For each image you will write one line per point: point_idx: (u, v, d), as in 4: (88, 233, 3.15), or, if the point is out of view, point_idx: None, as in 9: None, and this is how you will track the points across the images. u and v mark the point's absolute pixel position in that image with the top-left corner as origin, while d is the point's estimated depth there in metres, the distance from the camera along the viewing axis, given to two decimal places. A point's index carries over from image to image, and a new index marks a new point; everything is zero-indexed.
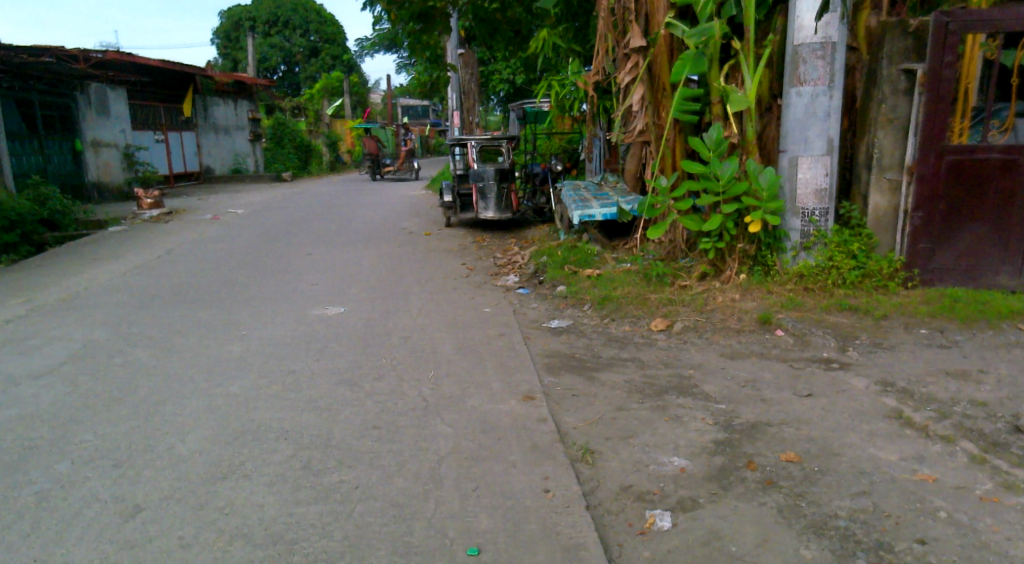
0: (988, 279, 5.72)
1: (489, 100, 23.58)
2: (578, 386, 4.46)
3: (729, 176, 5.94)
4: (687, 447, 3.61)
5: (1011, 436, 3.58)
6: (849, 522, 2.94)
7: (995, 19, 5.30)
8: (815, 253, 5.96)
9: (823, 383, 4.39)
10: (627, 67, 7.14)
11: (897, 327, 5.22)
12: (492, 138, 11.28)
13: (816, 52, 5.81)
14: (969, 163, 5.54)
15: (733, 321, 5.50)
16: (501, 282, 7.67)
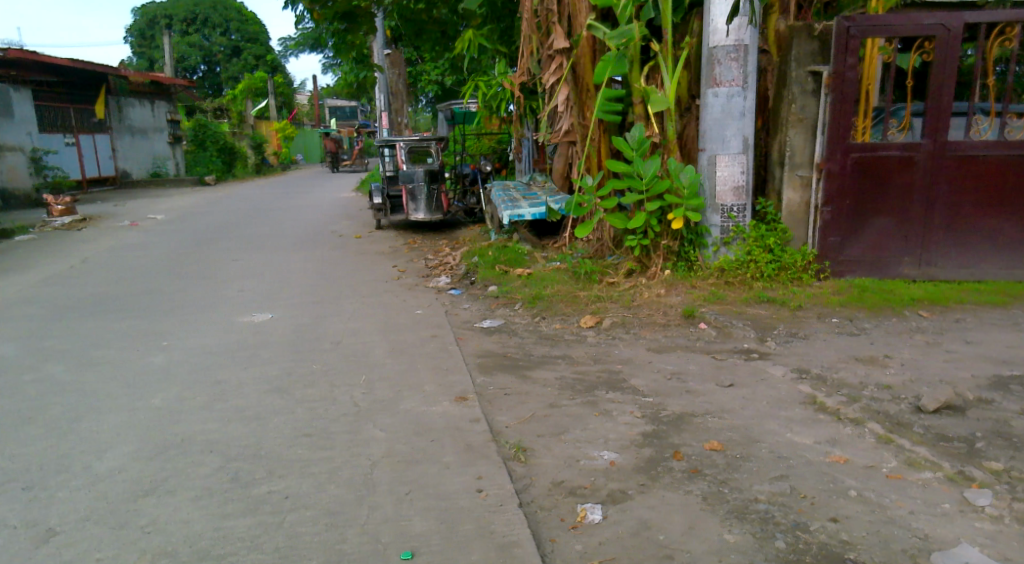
0: (893, 269, 6.08)
1: (418, 101, 23.54)
2: (511, 385, 4.52)
3: (652, 174, 6.10)
4: (617, 440, 3.71)
5: (913, 415, 3.81)
6: (768, 506, 3.08)
7: (892, 24, 5.63)
8: (734, 248, 6.19)
9: (744, 372, 4.59)
10: (551, 68, 7.24)
11: (811, 316, 5.47)
12: (422, 138, 11.19)
13: (730, 55, 6.03)
14: (872, 160, 5.88)
15: (659, 315, 5.66)
16: (433, 283, 7.66)
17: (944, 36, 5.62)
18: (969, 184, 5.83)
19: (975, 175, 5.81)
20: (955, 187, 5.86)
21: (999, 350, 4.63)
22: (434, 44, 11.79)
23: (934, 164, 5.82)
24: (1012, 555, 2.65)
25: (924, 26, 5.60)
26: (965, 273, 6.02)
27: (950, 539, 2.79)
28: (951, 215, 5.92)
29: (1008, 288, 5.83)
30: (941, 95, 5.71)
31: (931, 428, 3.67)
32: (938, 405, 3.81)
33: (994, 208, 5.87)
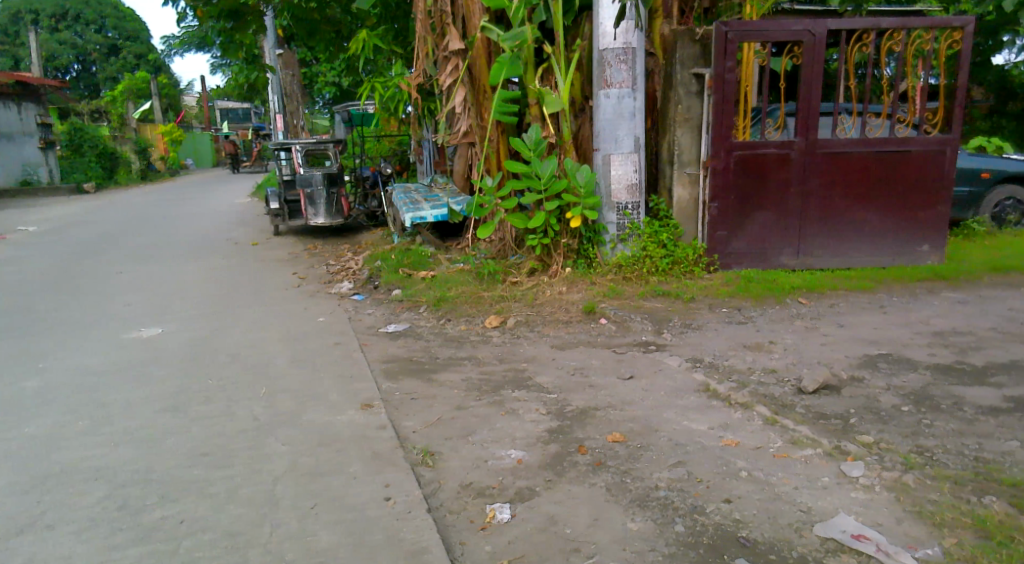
0: (774, 260, 6.45)
1: (314, 103, 22.99)
2: (417, 389, 4.51)
3: (550, 174, 6.21)
4: (523, 438, 3.77)
5: (796, 397, 4.07)
6: (668, 492, 3.22)
7: (764, 30, 5.96)
8: (630, 244, 6.40)
9: (643, 364, 4.76)
10: (447, 70, 7.22)
11: (703, 308, 5.73)
12: (318, 141, 10.82)
13: (619, 57, 6.23)
14: (752, 158, 6.22)
15: (562, 313, 5.78)
16: (335, 289, 7.50)
17: (810, 42, 6.02)
18: (837, 179, 6.29)
19: (841, 170, 6.28)
20: (825, 182, 6.30)
21: (869, 331, 5.01)
22: (327, 44, 11.54)
23: (806, 161, 6.23)
24: (884, 520, 2.87)
25: (792, 31, 5.99)
26: (838, 261, 6.48)
27: (830, 510, 2.98)
28: (823, 208, 6.35)
29: (875, 274, 6.32)
30: (809, 97, 6.11)
31: (812, 407, 3.92)
32: (817, 385, 4.08)
33: (859, 201, 6.35)
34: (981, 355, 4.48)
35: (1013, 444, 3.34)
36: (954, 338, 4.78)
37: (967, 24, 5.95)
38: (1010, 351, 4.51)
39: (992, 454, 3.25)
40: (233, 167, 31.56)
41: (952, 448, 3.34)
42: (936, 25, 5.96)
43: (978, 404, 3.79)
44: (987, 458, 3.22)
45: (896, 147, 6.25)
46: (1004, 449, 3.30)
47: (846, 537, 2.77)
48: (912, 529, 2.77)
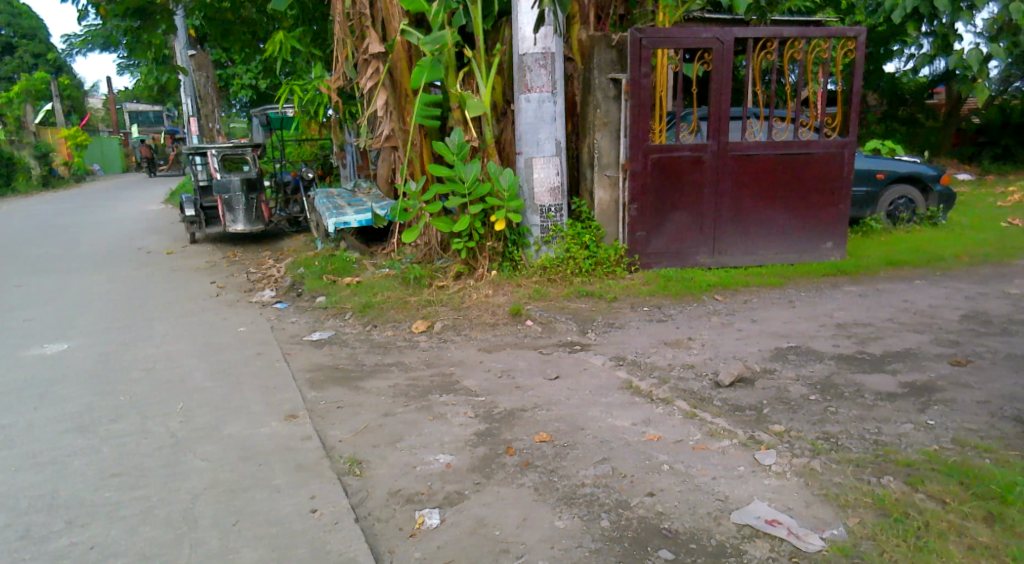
0: (691, 260, 6.68)
1: (231, 107, 22.31)
2: (343, 397, 4.46)
3: (473, 178, 6.22)
4: (451, 442, 3.79)
5: (713, 390, 4.24)
6: (593, 489, 3.29)
7: (676, 37, 6.17)
8: (554, 246, 6.50)
9: (568, 364, 4.84)
10: (367, 73, 7.15)
11: (626, 307, 5.88)
12: (236, 145, 10.58)
13: (539, 62, 6.32)
14: (668, 160, 6.42)
15: (488, 316, 5.81)
16: (256, 297, 7.32)
17: (719, 49, 6.26)
18: (747, 180, 6.57)
19: (751, 172, 6.56)
20: (736, 183, 6.57)
21: (780, 325, 5.26)
22: (243, 45, 11.23)
23: (719, 163, 6.48)
24: (794, 504, 3.01)
25: (701, 39, 6.21)
26: (751, 259, 6.77)
27: (746, 498, 3.11)
28: (736, 208, 6.62)
29: (784, 270, 6.64)
30: (720, 101, 6.36)
31: (727, 400, 4.09)
32: (732, 379, 4.25)
33: (768, 201, 6.66)
34: (880, 344, 4.77)
35: (909, 427, 3.57)
36: (856, 329, 5.07)
37: (859, 35, 6.33)
38: (905, 339, 4.82)
39: (891, 437, 3.47)
40: (149, 168, 30.52)
41: (854, 433, 3.55)
42: (832, 35, 6.32)
43: (878, 390, 4.03)
44: (886, 441, 3.43)
45: (800, 149, 6.58)
46: (901, 431, 3.52)
47: (760, 523, 2.89)
48: (819, 511, 2.93)
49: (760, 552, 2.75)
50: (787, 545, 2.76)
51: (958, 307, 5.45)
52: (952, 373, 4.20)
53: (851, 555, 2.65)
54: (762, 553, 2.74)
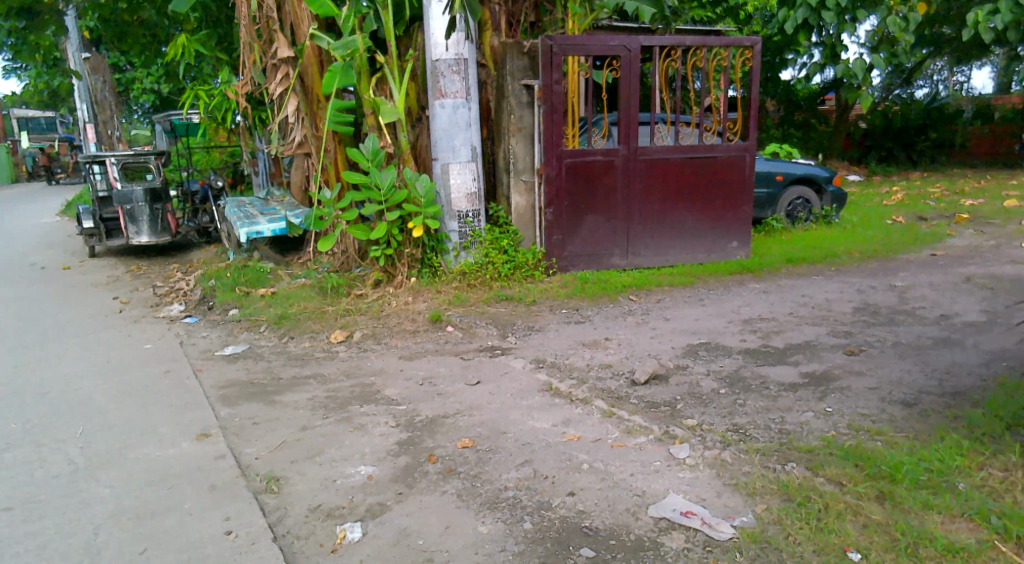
0: (606, 262, 6.83)
1: (133, 112, 21.32)
2: (258, 413, 4.34)
3: (389, 185, 6.15)
4: (372, 453, 3.75)
5: (630, 388, 4.35)
6: (516, 492, 3.31)
7: (585, 44, 6.32)
8: (473, 251, 6.51)
9: (489, 368, 4.86)
10: (277, 78, 6.98)
11: (544, 310, 5.96)
12: (137, 153, 10.00)
13: (452, 68, 6.33)
14: (581, 164, 6.56)
15: (408, 323, 5.76)
16: (163, 312, 7.01)
17: (626, 56, 6.46)
18: (657, 183, 6.79)
19: (660, 175, 6.78)
20: (646, 186, 6.77)
21: (691, 323, 5.45)
22: (142, 48, 10.76)
23: (629, 167, 6.67)
24: (707, 495, 3.13)
25: (609, 47, 6.39)
26: (662, 260, 6.99)
27: (662, 492, 3.21)
28: (647, 210, 6.83)
29: (694, 269, 6.89)
30: (629, 107, 6.55)
31: (643, 397, 4.20)
32: (647, 376, 4.38)
33: (677, 203, 6.89)
34: (782, 337, 5.01)
35: (809, 415, 3.77)
36: (761, 324, 5.32)
37: (755, 44, 6.69)
38: (805, 332, 5.08)
39: (793, 426, 3.65)
40: (47, 176, 29.02)
41: (761, 424, 3.72)
42: (730, 45, 6.65)
43: (781, 382, 4.24)
44: (789, 429, 3.61)
45: (704, 153, 6.85)
46: (803, 420, 3.72)
47: (676, 515, 2.99)
48: (731, 501, 3.06)
49: (676, 543, 2.84)
50: (701, 535, 2.86)
51: (851, 300, 5.80)
52: (847, 362, 4.46)
53: (760, 541, 2.77)
54: (678, 544, 2.83)
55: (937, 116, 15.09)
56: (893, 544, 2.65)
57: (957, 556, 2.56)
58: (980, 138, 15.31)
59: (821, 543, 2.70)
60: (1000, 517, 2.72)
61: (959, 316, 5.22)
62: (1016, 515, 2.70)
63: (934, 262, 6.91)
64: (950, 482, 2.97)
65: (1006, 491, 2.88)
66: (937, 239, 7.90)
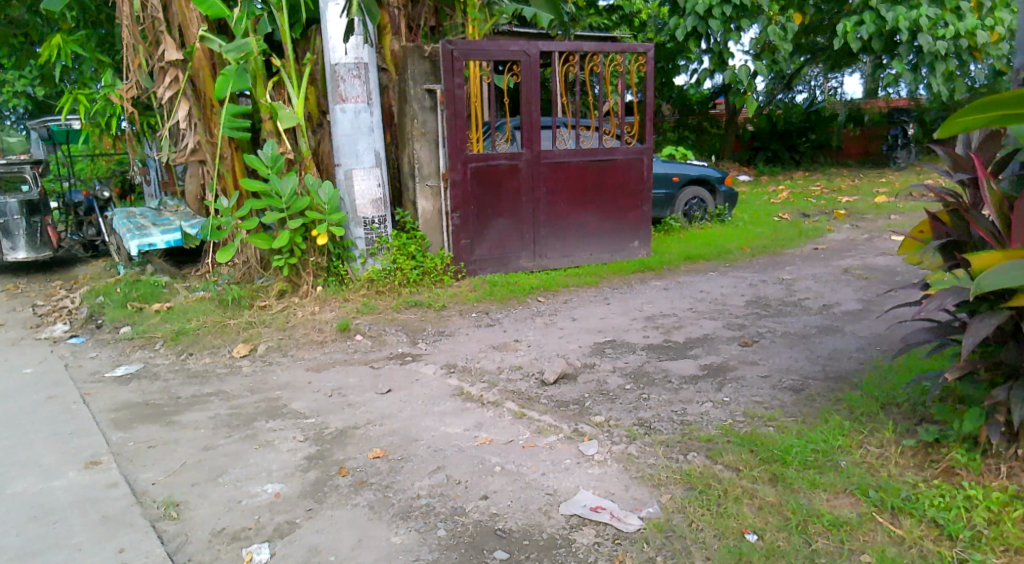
0: (514, 264, 6.91)
1: (4, 120, 19.88)
2: (155, 436, 4.15)
3: (291, 192, 6.00)
4: (280, 470, 3.65)
5: (540, 389, 4.42)
6: (429, 499, 3.29)
7: (485, 49, 6.38)
8: (381, 258, 6.43)
9: (400, 375, 4.82)
10: (165, 81, 6.68)
11: (454, 314, 5.96)
12: (10, 163, 9.38)
13: (352, 72, 6.23)
14: (485, 169, 6.61)
15: (315, 333, 5.64)
16: (46, 333, 6.58)
17: (526, 61, 6.56)
18: (560, 185, 6.93)
19: (563, 178, 6.92)
20: (551, 188, 6.90)
21: (596, 322, 5.59)
22: (12, 50, 10.06)
23: (533, 170, 6.77)
24: (615, 490, 3.22)
25: (509, 52, 6.47)
26: (568, 261, 7.13)
27: (572, 490, 3.27)
28: (551, 212, 6.95)
29: (598, 269, 7.06)
30: (531, 111, 6.66)
31: (553, 397, 4.28)
32: (556, 376, 4.47)
33: (581, 205, 7.05)
34: (682, 332, 5.22)
35: (709, 406, 3.94)
36: (662, 320, 5.52)
37: (648, 50, 6.92)
38: (703, 326, 5.31)
39: (694, 416, 3.82)
40: None
41: (665, 417, 3.86)
42: (625, 50, 6.85)
43: (682, 375, 4.42)
44: (690, 420, 3.77)
45: (605, 156, 7.05)
46: (703, 410, 3.89)
47: (586, 511, 3.07)
48: (637, 493, 3.16)
49: (587, 539, 2.90)
50: (610, 529, 2.94)
51: (744, 294, 6.10)
52: (741, 353, 4.70)
53: (665, 530, 2.87)
54: (589, 539, 2.89)
55: (815, 119, 16.06)
56: (786, 523, 2.82)
57: (841, 530, 2.74)
58: (853, 140, 16.41)
59: (720, 527, 2.83)
60: (877, 490, 2.93)
61: (839, 305, 5.58)
62: (890, 487, 2.92)
63: (816, 255, 7.37)
64: (834, 461, 3.19)
65: (883, 465, 3.11)
66: (818, 233, 8.42)
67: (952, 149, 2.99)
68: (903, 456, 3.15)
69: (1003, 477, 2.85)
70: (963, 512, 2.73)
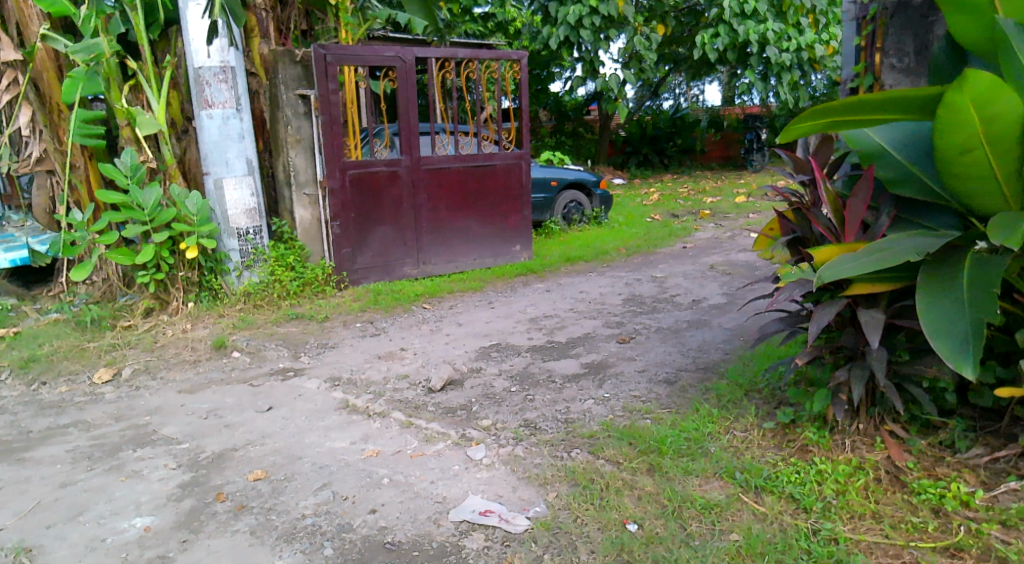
0: (398, 272, 6.86)
1: None
2: (4, 476, 3.79)
3: (154, 203, 5.67)
4: (150, 502, 3.40)
5: (427, 396, 4.41)
6: (314, 519, 3.16)
7: (360, 54, 6.28)
8: (257, 270, 6.20)
9: (281, 392, 4.65)
10: (2, 84, 6.15)
11: (338, 325, 5.82)
12: None
13: (217, 76, 5.98)
14: (365, 176, 6.51)
15: (187, 353, 5.34)
16: None
17: (402, 67, 6.51)
18: (441, 192, 6.93)
19: (444, 184, 6.93)
20: (431, 195, 6.89)
21: (481, 326, 5.64)
22: None
23: (413, 177, 6.74)
24: (503, 492, 3.25)
25: (384, 57, 6.40)
26: (452, 266, 7.15)
27: (461, 495, 3.26)
28: (433, 218, 6.95)
29: (482, 274, 7.13)
30: (408, 117, 6.63)
31: (440, 404, 4.28)
32: (443, 383, 4.47)
33: (462, 211, 7.09)
34: (564, 332, 5.36)
35: (591, 403, 4.07)
36: (545, 321, 5.64)
37: (522, 58, 7.06)
38: (583, 326, 5.47)
39: (577, 414, 3.93)
40: None
41: (549, 416, 3.95)
42: (500, 58, 6.94)
43: (564, 373, 4.54)
44: (573, 418, 3.88)
45: (484, 161, 7.11)
46: (585, 407, 4.01)
47: (475, 516, 3.06)
48: (525, 494, 3.20)
49: (477, 543, 2.89)
50: (499, 531, 2.95)
51: (620, 292, 6.33)
52: (619, 350, 4.88)
53: (552, 527, 2.92)
54: (479, 544, 2.88)
55: (681, 124, 16.88)
56: (663, 510, 2.95)
57: (713, 512, 2.91)
58: (714, 144, 17.46)
59: (603, 520, 2.92)
60: (743, 472, 3.13)
61: (707, 299, 5.91)
62: (754, 468, 3.12)
63: (685, 253, 7.77)
64: (705, 447, 3.37)
65: (747, 448, 3.32)
66: (687, 232, 8.87)
67: (793, 153, 3.27)
68: (764, 438, 3.38)
69: (848, 450, 3.12)
70: (816, 485, 2.96)
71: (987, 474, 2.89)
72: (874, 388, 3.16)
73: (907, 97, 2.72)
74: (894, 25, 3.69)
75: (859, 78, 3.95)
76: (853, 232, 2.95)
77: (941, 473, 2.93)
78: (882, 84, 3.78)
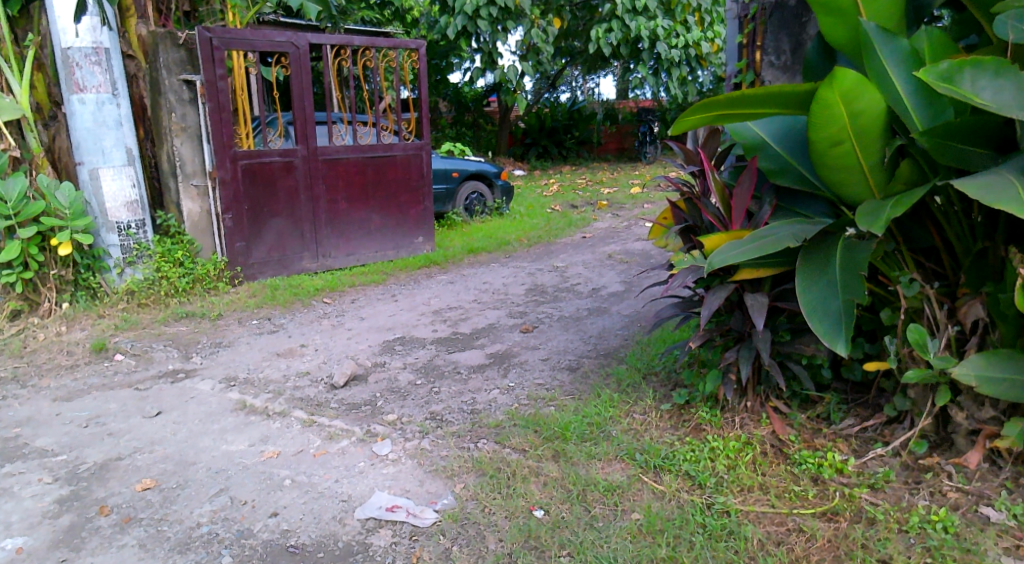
0: (295, 266, 6.66)
1: None
2: None
3: (18, 195, 5.29)
4: (21, 521, 3.14)
5: (329, 393, 4.31)
6: (211, 526, 3.04)
7: (249, 39, 6.03)
8: (141, 267, 5.85)
9: (170, 396, 4.43)
10: None
11: (232, 323, 5.60)
12: None
13: (89, 58, 5.60)
14: (257, 167, 6.30)
15: (62, 358, 4.99)
16: None
17: (295, 53, 6.30)
18: (338, 183, 6.77)
19: (341, 175, 6.78)
20: (329, 186, 6.73)
21: (384, 320, 5.57)
22: None
23: (309, 167, 6.56)
24: (409, 486, 3.23)
25: (276, 42, 6.18)
26: (352, 260, 7.01)
27: (367, 492, 3.22)
28: (332, 211, 6.79)
29: (384, 267, 7.03)
30: (303, 106, 6.43)
31: (344, 400, 4.20)
32: (346, 378, 4.39)
33: (360, 202, 6.96)
34: (468, 324, 5.37)
35: (496, 392, 4.11)
36: (449, 313, 5.63)
37: (420, 47, 6.96)
38: (487, 317, 5.50)
39: (483, 404, 3.97)
40: None
41: (454, 408, 3.96)
42: (398, 46, 6.82)
43: (469, 364, 4.57)
44: (479, 409, 3.90)
45: (382, 152, 7.00)
46: (490, 397, 4.04)
47: (381, 512, 3.03)
48: (431, 487, 3.19)
49: (384, 540, 2.86)
50: (407, 526, 2.93)
51: (522, 282, 6.40)
52: (522, 339, 4.94)
53: (460, 519, 2.94)
54: (385, 541, 2.85)
55: (578, 117, 17.18)
56: (568, 494, 3.02)
57: (615, 493, 3.00)
58: (610, 136, 17.94)
59: (510, 508, 2.96)
60: (642, 453, 3.25)
61: (606, 287, 6.07)
62: (652, 448, 3.25)
63: (584, 243, 7.96)
64: (606, 430, 3.48)
65: (645, 429, 3.45)
66: (585, 223, 9.06)
67: (684, 145, 3.42)
68: (661, 420, 3.52)
69: (738, 427, 3.29)
70: (709, 462, 3.11)
71: (858, 443, 3.13)
72: (760, 368, 3.34)
73: (784, 90, 2.88)
74: (772, 25, 3.91)
75: (740, 74, 4.14)
76: (739, 220, 3.11)
77: (818, 444, 3.14)
78: (763, 80, 3.98)
